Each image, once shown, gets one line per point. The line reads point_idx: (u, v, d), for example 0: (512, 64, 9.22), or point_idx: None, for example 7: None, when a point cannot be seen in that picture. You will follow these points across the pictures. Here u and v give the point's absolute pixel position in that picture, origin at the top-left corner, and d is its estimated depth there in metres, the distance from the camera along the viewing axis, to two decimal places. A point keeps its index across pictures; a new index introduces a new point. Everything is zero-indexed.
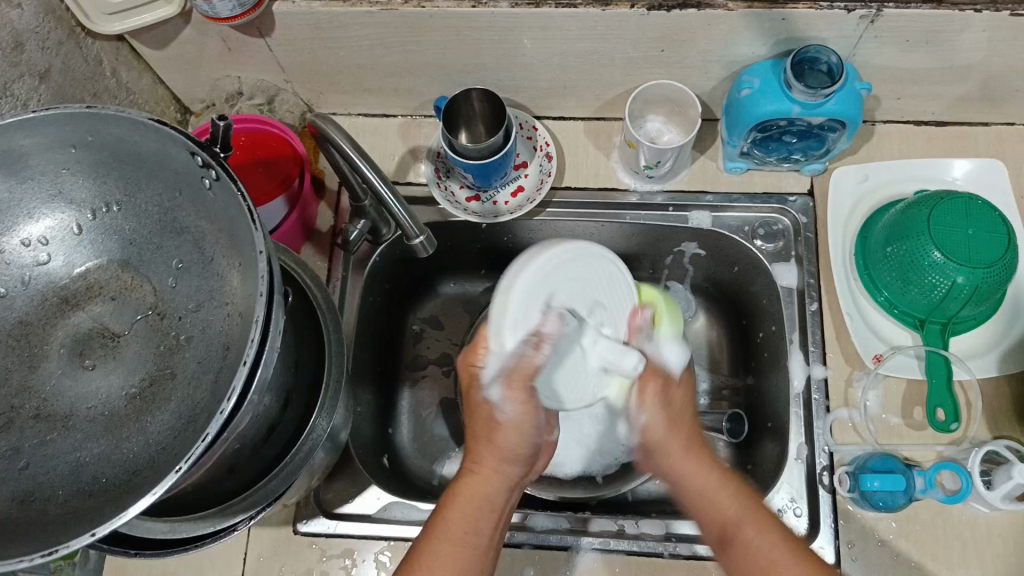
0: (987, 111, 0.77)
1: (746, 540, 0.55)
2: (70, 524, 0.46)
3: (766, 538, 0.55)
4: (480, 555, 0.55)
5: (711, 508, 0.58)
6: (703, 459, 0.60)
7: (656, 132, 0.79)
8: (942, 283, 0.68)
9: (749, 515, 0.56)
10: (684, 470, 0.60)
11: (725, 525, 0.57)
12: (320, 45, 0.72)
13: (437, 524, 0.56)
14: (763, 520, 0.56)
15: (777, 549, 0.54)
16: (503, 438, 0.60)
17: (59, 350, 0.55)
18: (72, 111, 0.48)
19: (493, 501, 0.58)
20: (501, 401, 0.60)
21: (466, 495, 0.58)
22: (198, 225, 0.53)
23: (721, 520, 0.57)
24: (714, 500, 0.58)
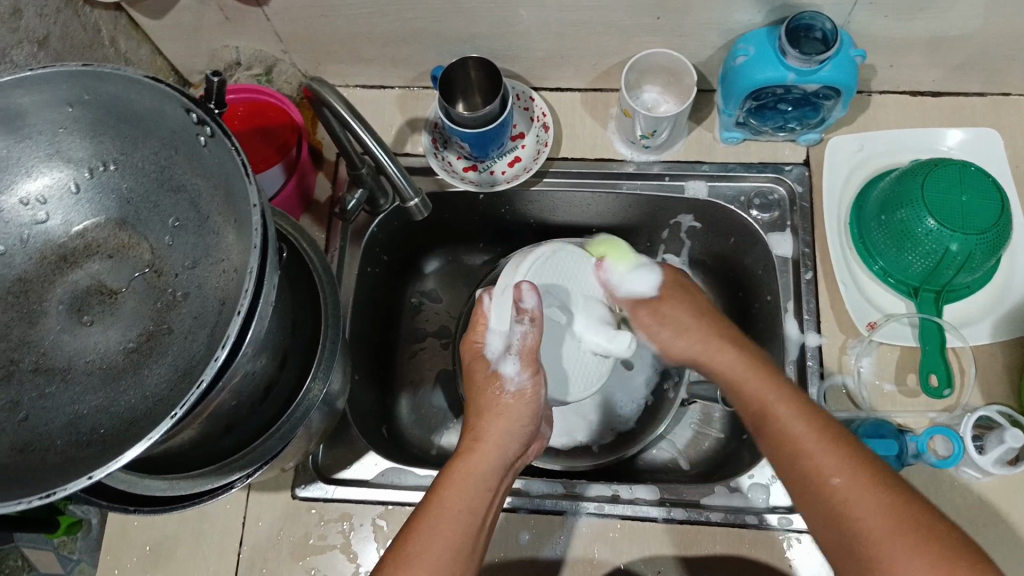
0: (985, 80, 0.77)
1: (777, 436, 0.59)
2: (69, 469, 0.47)
3: (798, 419, 0.58)
4: (471, 535, 0.57)
5: (751, 396, 0.62)
6: (726, 350, 0.67)
7: (653, 102, 0.79)
8: (935, 251, 0.68)
9: (779, 396, 0.60)
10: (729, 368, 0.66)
11: (760, 409, 0.61)
12: (318, 14, 0.72)
13: (422, 526, 0.56)
14: (792, 400, 0.60)
15: (803, 435, 0.57)
16: (511, 410, 0.64)
17: (58, 307, 0.56)
18: (69, 69, 0.48)
19: (484, 482, 0.60)
20: (523, 374, 0.64)
21: (458, 481, 0.59)
22: (194, 182, 0.54)
23: (756, 407, 0.62)
24: (748, 389, 0.63)
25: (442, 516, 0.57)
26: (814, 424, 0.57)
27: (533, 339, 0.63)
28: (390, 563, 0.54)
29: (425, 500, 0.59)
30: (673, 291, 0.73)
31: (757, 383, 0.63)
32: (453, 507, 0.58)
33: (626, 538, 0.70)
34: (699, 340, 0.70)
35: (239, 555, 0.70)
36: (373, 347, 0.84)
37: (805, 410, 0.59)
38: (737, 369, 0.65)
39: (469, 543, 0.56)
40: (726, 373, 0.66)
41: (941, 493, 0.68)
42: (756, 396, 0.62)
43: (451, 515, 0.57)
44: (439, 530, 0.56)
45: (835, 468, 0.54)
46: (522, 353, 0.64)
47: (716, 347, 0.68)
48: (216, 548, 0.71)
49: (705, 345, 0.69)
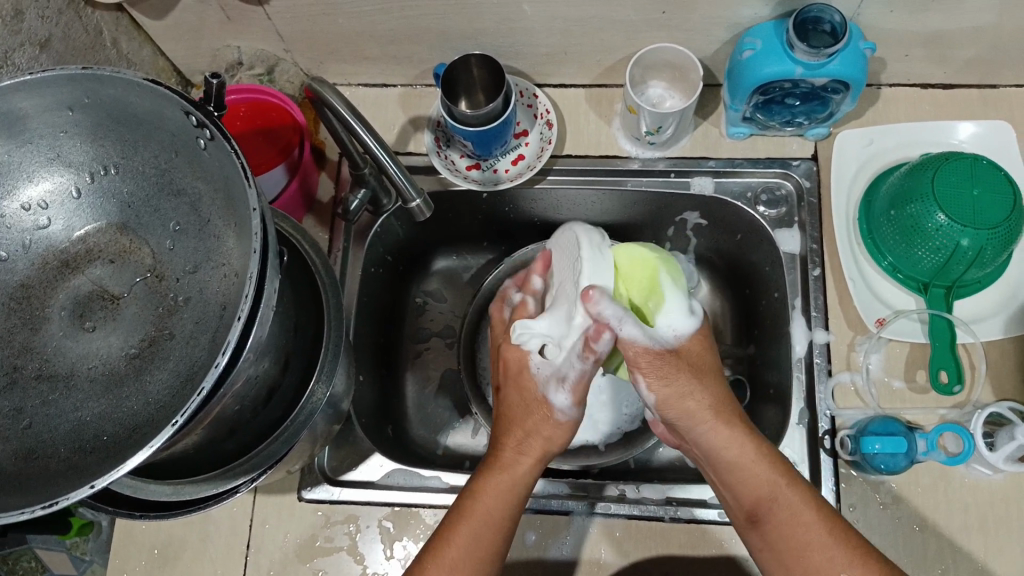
0: (997, 73, 0.76)
1: (785, 534, 0.58)
2: (71, 476, 0.47)
3: (799, 517, 0.58)
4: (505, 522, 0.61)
5: (744, 483, 0.61)
6: (728, 424, 0.64)
7: (658, 98, 0.78)
8: (946, 246, 0.67)
9: (781, 488, 0.60)
10: (716, 439, 0.63)
11: (761, 500, 0.60)
12: (319, 13, 0.72)
13: (470, 506, 0.61)
14: (798, 496, 0.59)
15: (813, 537, 0.57)
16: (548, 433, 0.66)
17: (60, 313, 0.56)
18: (70, 73, 0.48)
19: (520, 485, 0.63)
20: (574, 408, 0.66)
21: (494, 485, 0.62)
22: (195, 186, 0.53)
23: (758, 496, 0.60)
24: (741, 474, 0.62)
25: (480, 520, 0.60)
26: (821, 520, 0.58)
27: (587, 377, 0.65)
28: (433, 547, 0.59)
29: (462, 502, 0.61)
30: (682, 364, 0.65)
31: (747, 466, 0.62)
32: (492, 511, 0.61)
33: (632, 539, 0.70)
34: (676, 400, 0.65)
35: (246, 557, 0.70)
36: (377, 347, 0.83)
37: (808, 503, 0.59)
38: (731, 455, 0.63)
39: (498, 548, 0.60)
40: (718, 458, 0.63)
41: (952, 492, 0.68)
42: (747, 484, 0.61)
43: (489, 519, 0.60)
44: (476, 535, 0.59)
45: (850, 568, 0.55)
46: (575, 389, 0.65)
47: (717, 421, 0.64)
48: (223, 549, 0.71)
49: (692, 419, 0.64)
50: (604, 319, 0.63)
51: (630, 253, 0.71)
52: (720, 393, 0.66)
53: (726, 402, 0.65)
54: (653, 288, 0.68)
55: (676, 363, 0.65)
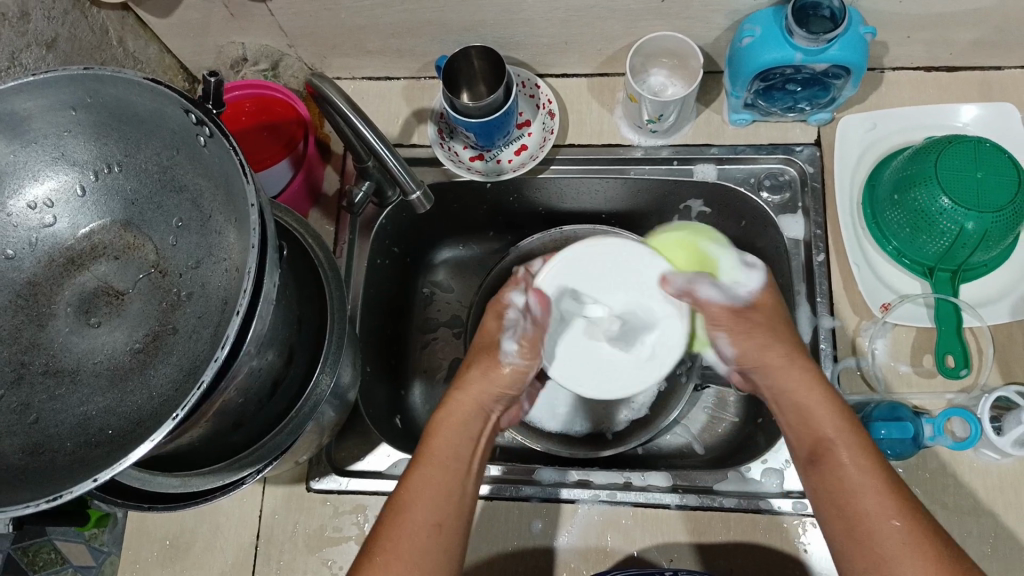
0: (1002, 54, 0.75)
1: (838, 472, 0.57)
2: (77, 471, 0.48)
3: (859, 461, 0.56)
4: (457, 475, 0.60)
5: (811, 422, 0.60)
6: (810, 375, 0.63)
7: (660, 86, 0.78)
8: (950, 230, 0.67)
9: (848, 435, 0.58)
10: (788, 382, 0.63)
11: (824, 440, 0.59)
12: (321, 8, 0.72)
13: (422, 453, 0.61)
14: (863, 442, 0.58)
15: (868, 479, 0.55)
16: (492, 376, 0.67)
17: (65, 309, 0.57)
18: (71, 73, 0.49)
19: (465, 426, 0.64)
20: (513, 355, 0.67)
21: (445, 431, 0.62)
22: (196, 182, 0.54)
23: (823, 434, 0.59)
24: (808, 415, 0.61)
25: (432, 463, 0.60)
26: (877, 471, 0.56)
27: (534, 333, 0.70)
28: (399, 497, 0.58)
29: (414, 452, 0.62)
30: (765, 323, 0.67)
31: (816, 408, 0.61)
32: (438, 453, 0.61)
33: (639, 526, 0.70)
34: (760, 352, 0.66)
35: (257, 547, 0.71)
36: (385, 340, 0.84)
37: (873, 457, 0.57)
38: (804, 396, 0.62)
39: (460, 485, 0.59)
40: (791, 397, 0.63)
41: (959, 476, 0.67)
42: (813, 424, 0.60)
43: (441, 462, 0.60)
44: (431, 476, 0.59)
45: (899, 517, 0.53)
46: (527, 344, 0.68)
47: (791, 366, 0.64)
48: (234, 539, 0.72)
49: (778, 365, 0.65)
50: (685, 288, 0.71)
51: (666, 241, 0.78)
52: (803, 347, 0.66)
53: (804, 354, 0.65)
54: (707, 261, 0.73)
55: (749, 320, 0.68)
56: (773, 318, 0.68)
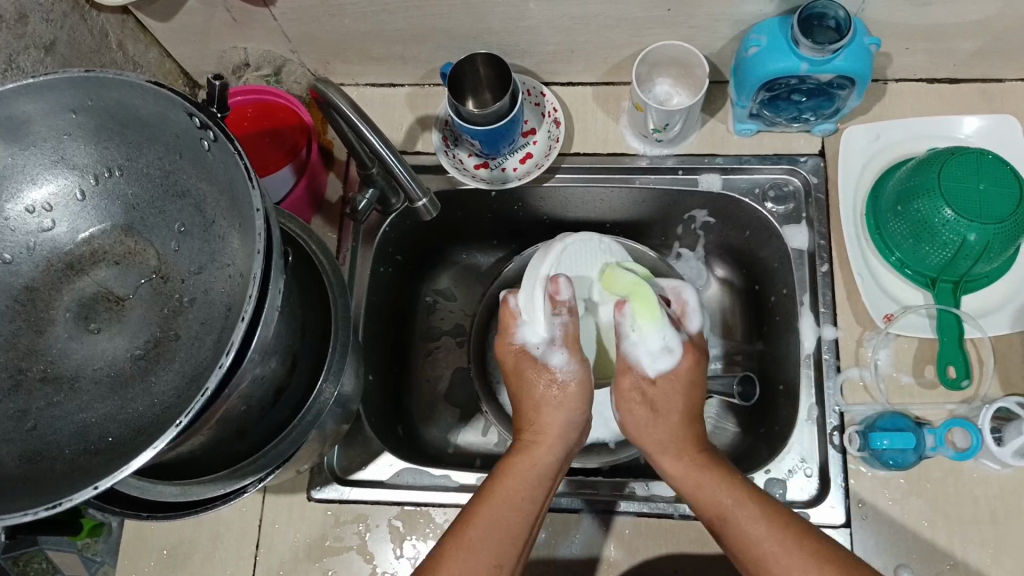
0: (1005, 66, 0.75)
1: (746, 539, 0.59)
2: (75, 479, 0.47)
3: (758, 526, 0.59)
4: (528, 518, 0.61)
5: (704, 495, 0.63)
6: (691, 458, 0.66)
7: (665, 95, 0.78)
8: (953, 241, 0.67)
9: (738, 500, 0.61)
10: (677, 468, 0.66)
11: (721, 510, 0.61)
12: (324, 14, 0.71)
13: (496, 490, 0.61)
14: (758, 503, 0.60)
15: (775, 540, 0.57)
16: (569, 403, 0.69)
17: (65, 315, 0.56)
18: (72, 76, 0.48)
19: (542, 469, 0.64)
20: (571, 362, 0.70)
21: (518, 471, 0.63)
22: (199, 187, 0.53)
23: (718, 503, 0.61)
24: (704, 487, 0.63)
25: (503, 502, 0.61)
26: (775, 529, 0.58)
27: (571, 330, 0.71)
28: (454, 543, 0.58)
29: (484, 487, 0.62)
30: (677, 378, 0.70)
31: (707, 483, 0.63)
32: (516, 494, 0.61)
33: (642, 536, 0.69)
34: (650, 433, 0.69)
35: (256, 557, 0.70)
36: (387, 348, 0.83)
37: (771, 516, 0.59)
38: (693, 472, 0.65)
39: (526, 529, 0.60)
40: (685, 478, 0.65)
41: (963, 486, 0.67)
42: (711, 494, 0.62)
43: (517, 503, 0.61)
44: (503, 515, 0.60)
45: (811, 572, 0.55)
46: (566, 344, 0.71)
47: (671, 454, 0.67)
48: (233, 549, 0.71)
49: (676, 450, 0.67)
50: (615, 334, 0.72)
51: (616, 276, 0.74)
52: (687, 418, 0.69)
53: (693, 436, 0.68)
54: (637, 305, 0.69)
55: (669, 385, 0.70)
56: (687, 376, 0.70)
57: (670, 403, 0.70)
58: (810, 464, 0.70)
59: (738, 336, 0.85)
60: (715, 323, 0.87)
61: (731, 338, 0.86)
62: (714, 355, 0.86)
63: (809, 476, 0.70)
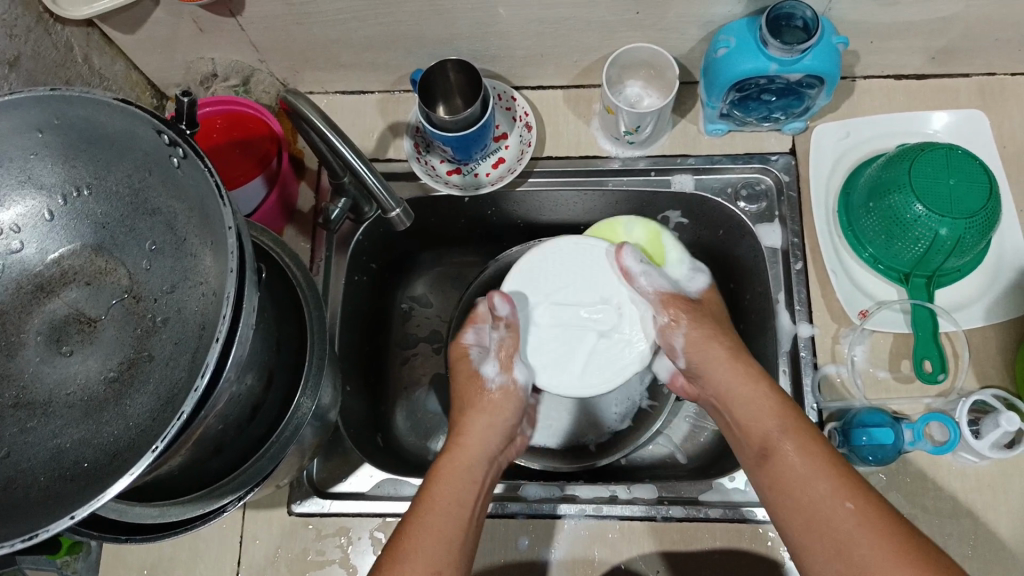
0: (969, 62, 0.77)
1: (792, 463, 0.58)
2: (52, 506, 0.46)
3: (804, 448, 0.59)
4: (461, 522, 0.59)
5: (756, 419, 0.63)
6: (748, 367, 0.67)
7: (636, 97, 0.78)
8: (925, 236, 0.68)
9: (789, 425, 0.61)
10: (734, 382, 0.67)
11: (768, 437, 0.61)
12: (292, 22, 0.71)
13: (427, 495, 0.61)
14: (806, 432, 0.60)
15: (820, 465, 0.57)
16: (497, 408, 0.72)
17: (35, 338, 0.55)
18: (37, 94, 0.47)
19: (467, 471, 0.64)
20: (501, 373, 0.73)
21: (448, 474, 0.64)
22: (170, 205, 0.53)
23: (766, 428, 0.62)
24: (755, 412, 0.64)
25: (432, 506, 0.60)
26: (821, 457, 0.58)
27: (509, 343, 0.74)
28: (403, 543, 0.57)
29: (419, 495, 0.62)
30: (690, 314, 0.72)
31: (755, 402, 0.64)
32: (443, 497, 0.61)
33: (626, 539, 0.70)
34: (700, 349, 0.70)
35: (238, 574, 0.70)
36: (364, 357, 0.82)
37: (814, 440, 0.59)
38: (747, 391, 0.65)
39: (461, 530, 0.59)
40: (737, 400, 0.66)
41: (937, 478, 0.68)
42: (756, 422, 0.63)
43: (442, 506, 0.60)
44: (432, 519, 0.59)
45: (854, 498, 0.54)
46: (500, 356, 0.74)
47: (731, 359, 0.68)
48: (215, 566, 0.70)
49: (740, 363, 0.68)
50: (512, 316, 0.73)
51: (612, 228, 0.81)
52: (733, 338, 0.71)
53: (746, 358, 0.69)
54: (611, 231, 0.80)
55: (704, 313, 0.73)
56: (715, 308, 0.76)
57: (711, 322, 0.72)
58: None
59: None
60: None
61: None
62: None
63: None
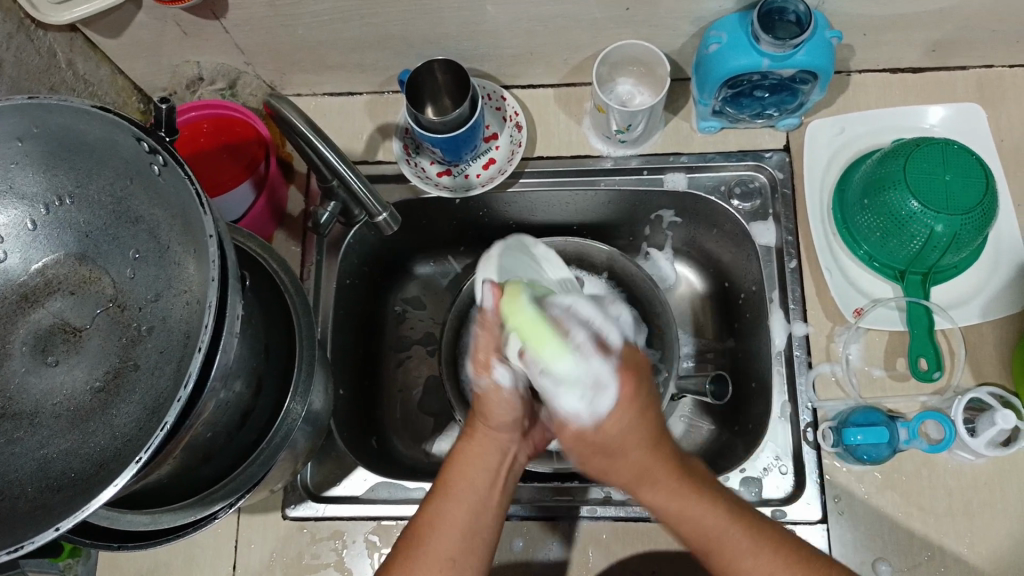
0: (965, 55, 0.75)
1: (744, 570, 0.54)
2: (37, 518, 0.46)
3: (746, 544, 0.54)
4: (476, 528, 0.57)
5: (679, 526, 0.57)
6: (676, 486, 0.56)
7: (627, 94, 0.77)
8: (921, 233, 0.67)
9: (722, 529, 0.55)
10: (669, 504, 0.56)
11: (706, 542, 0.55)
12: (277, 24, 0.70)
13: (440, 500, 0.58)
14: (749, 528, 0.55)
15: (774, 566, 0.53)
16: (496, 415, 0.60)
17: (22, 348, 0.55)
18: (16, 103, 0.47)
19: (486, 468, 0.60)
20: (480, 377, 0.60)
21: (464, 476, 0.59)
22: (153, 214, 0.52)
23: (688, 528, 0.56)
24: (676, 522, 0.57)
25: (451, 511, 0.57)
26: (774, 549, 0.54)
27: (486, 339, 0.59)
28: (401, 556, 0.55)
29: (433, 492, 0.59)
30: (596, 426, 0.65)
31: (679, 510, 0.56)
32: (461, 504, 0.58)
33: (621, 540, 0.69)
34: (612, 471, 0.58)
35: None
36: (357, 359, 0.82)
37: (757, 532, 0.55)
38: (676, 506, 0.56)
39: (476, 540, 0.56)
40: (667, 516, 0.57)
41: (934, 477, 0.68)
42: (680, 522, 0.56)
43: (458, 514, 0.57)
44: (448, 527, 0.56)
45: None
46: (485, 354, 0.59)
47: (645, 485, 0.57)
48: (210, 572, 0.70)
49: (649, 480, 0.57)
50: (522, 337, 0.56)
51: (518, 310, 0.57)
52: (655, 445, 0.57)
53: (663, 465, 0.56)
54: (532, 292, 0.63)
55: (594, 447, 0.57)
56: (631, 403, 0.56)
57: (631, 438, 0.56)
58: (784, 462, 0.71)
59: (709, 333, 0.85)
60: (687, 321, 0.87)
61: (703, 336, 0.86)
62: (686, 353, 0.86)
63: (784, 473, 0.70)
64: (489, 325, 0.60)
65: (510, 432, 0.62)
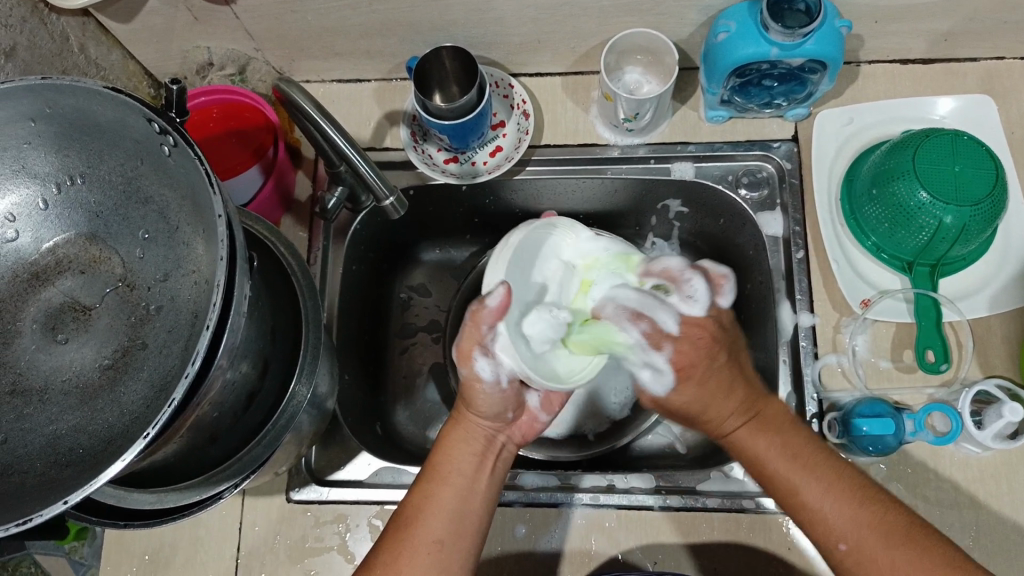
0: (976, 46, 0.75)
1: (806, 497, 0.56)
2: (45, 493, 0.47)
3: (806, 475, 0.57)
4: (458, 523, 0.57)
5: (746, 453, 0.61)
6: (756, 432, 0.60)
7: (635, 83, 0.77)
8: (930, 224, 0.66)
9: (785, 458, 0.58)
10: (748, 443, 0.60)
11: (769, 470, 0.59)
12: (286, 10, 0.71)
13: (431, 487, 0.59)
14: (809, 456, 0.58)
15: (834, 494, 0.56)
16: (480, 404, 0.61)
17: (32, 326, 0.56)
18: (28, 84, 0.47)
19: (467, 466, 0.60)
20: (462, 367, 0.60)
21: (446, 475, 0.60)
22: (162, 194, 0.53)
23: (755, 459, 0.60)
24: (748, 453, 0.60)
25: (432, 510, 0.57)
26: (830, 477, 0.57)
27: (467, 337, 0.58)
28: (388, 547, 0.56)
29: (420, 482, 0.60)
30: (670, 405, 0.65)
31: (761, 449, 0.60)
32: (444, 502, 0.58)
33: (624, 528, 0.69)
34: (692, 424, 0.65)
35: (237, 560, 0.70)
36: (362, 345, 0.83)
37: (816, 459, 0.58)
38: (759, 445, 0.60)
39: (460, 534, 0.57)
40: (746, 454, 0.61)
41: (940, 470, 0.67)
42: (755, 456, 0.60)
43: (441, 511, 0.57)
44: (433, 520, 0.57)
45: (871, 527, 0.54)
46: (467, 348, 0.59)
47: (728, 429, 0.62)
48: (215, 553, 0.71)
49: (736, 421, 0.61)
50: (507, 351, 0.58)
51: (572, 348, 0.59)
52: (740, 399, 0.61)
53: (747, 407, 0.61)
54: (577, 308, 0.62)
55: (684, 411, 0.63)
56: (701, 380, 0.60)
57: (714, 380, 0.60)
58: None
59: None
60: None
61: None
62: None
63: None
64: (478, 320, 0.57)
65: (493, 420, 0.63)
